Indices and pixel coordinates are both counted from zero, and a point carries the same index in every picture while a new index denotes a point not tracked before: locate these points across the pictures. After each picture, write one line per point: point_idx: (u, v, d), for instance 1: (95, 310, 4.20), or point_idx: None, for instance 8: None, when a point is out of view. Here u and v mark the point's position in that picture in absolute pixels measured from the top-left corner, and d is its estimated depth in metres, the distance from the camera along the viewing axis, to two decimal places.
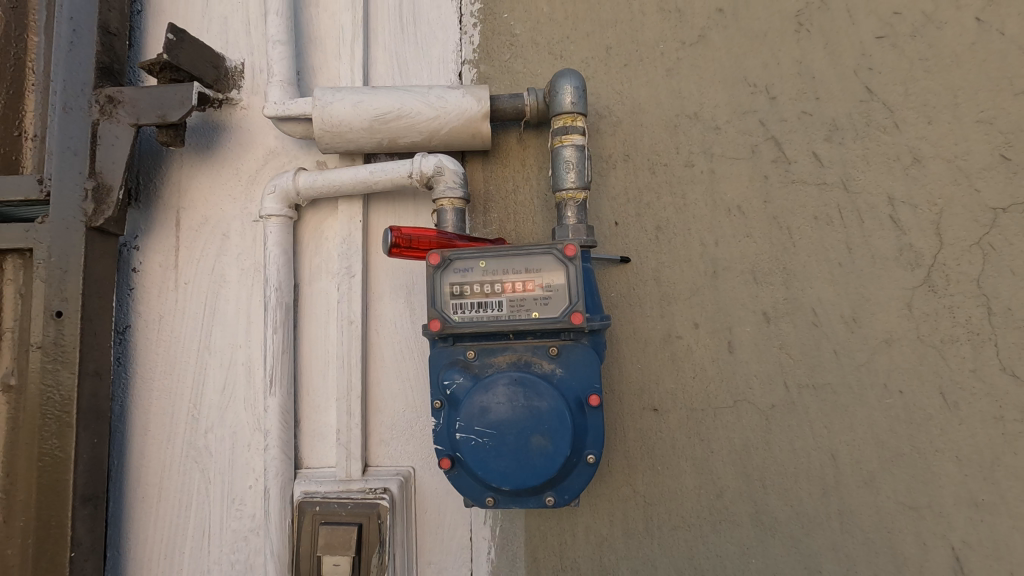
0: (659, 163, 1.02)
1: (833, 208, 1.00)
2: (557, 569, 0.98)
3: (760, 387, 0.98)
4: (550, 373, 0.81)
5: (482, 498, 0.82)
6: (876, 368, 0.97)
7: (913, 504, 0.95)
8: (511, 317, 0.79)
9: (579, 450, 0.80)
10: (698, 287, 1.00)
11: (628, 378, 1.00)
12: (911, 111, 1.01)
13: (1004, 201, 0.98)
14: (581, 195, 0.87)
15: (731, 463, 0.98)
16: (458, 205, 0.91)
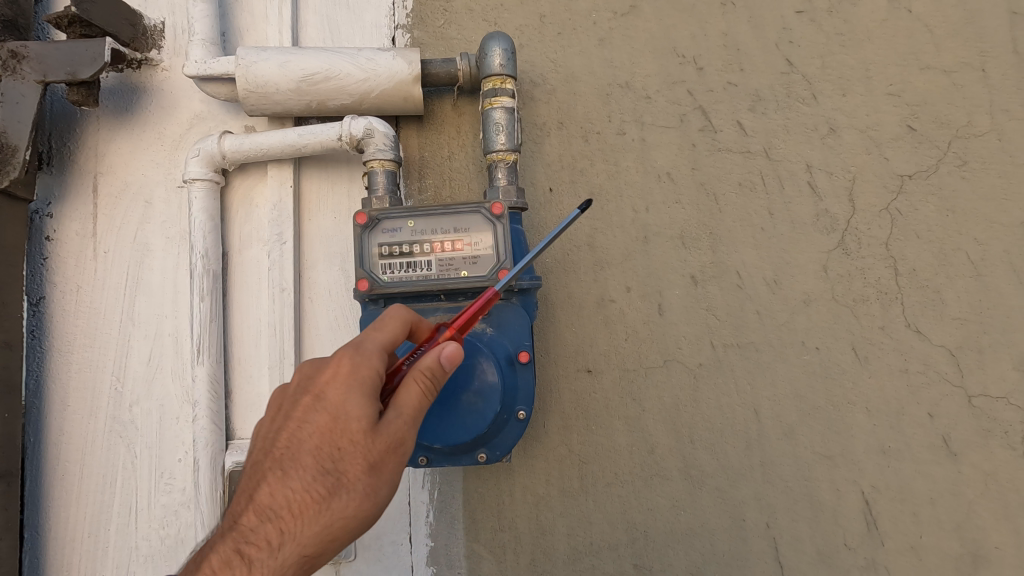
0: (592, 132, 1.04)
1: (757, 175, 1.04)
2: (495, 530, 0.99)
3: (689, 347, 1.02)
4: (481, 332, 0.82)
5: (416, 458, 0.82)
6: (795, 328, 1.03)
7: (828, 453, 1.01)
8: (440, 276, 0.79)
9: (510, 406, 0.82)
10: (631, 252, 1.03)
11: (563, 341, 1.02)
12: (829, 83, 1.06)
13: (910, 169, 1.05)
14: (512, 157, 0.87)
15: (661, 421, 1.01)
16: (388, 167, 0.89)
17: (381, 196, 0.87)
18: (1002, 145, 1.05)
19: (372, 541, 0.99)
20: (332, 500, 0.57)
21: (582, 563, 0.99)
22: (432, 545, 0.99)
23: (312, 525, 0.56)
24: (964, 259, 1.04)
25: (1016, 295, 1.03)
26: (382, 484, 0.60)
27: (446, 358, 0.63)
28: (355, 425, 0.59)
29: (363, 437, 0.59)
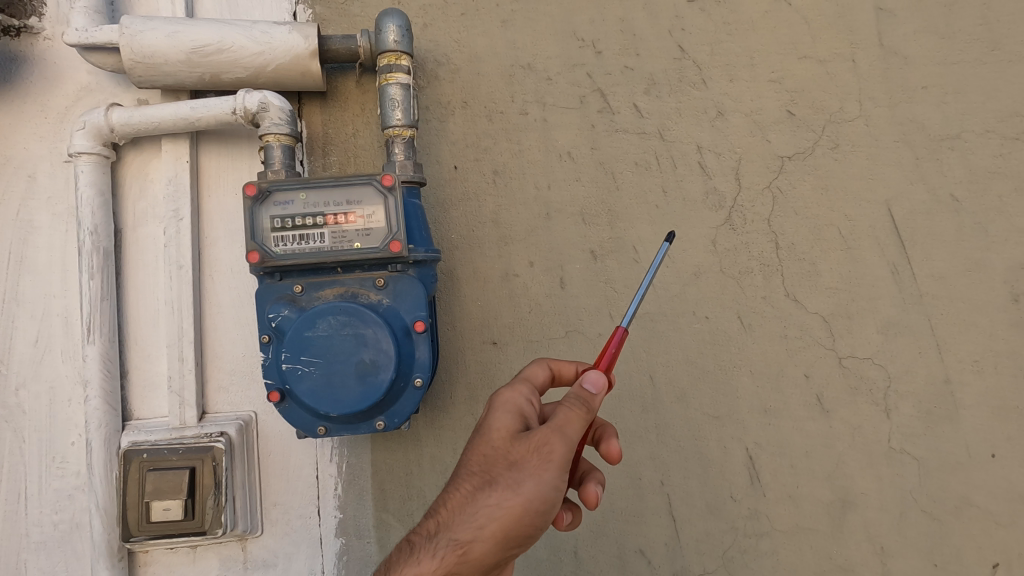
0: (496, 111, 1.07)
1: (652, 154, 1.11)
2: (404, 499, 1.03)
3: (589, 318, 1.08)
4: (377, 303, 0.84)
5: (314, 428, 0.84)
6: (687, 298, 1.10)
7: (716, 414, 1.10)
8: (333, 249, 0.81)
9: (407, 375, 0.84)
10: (534, 228, 1.07)
11: (470, 315, 1.05)
12: (717, 69, 1.13)
13: (790, 150, 1.14)
14: (409, 133, 0.90)
15: (564, 388, 1.07)
16: (285, 141, 0.89)
17: (277, 170, 0.87)
18: (868, 129, 1.15)
19: (280, 515, 1.00)
20: (478, 494, 0.69)
21: None
22: (340, 516, 1.01)
23: (455, 513, 0.69)
24: (836, 234, 1.13)
25: (880, 266, 1.14)
26: (530, 476, 0.69)
27: (589, 383, 0.72)
28: (500, 433, 0.73)
29: (503, 440, 0.72)
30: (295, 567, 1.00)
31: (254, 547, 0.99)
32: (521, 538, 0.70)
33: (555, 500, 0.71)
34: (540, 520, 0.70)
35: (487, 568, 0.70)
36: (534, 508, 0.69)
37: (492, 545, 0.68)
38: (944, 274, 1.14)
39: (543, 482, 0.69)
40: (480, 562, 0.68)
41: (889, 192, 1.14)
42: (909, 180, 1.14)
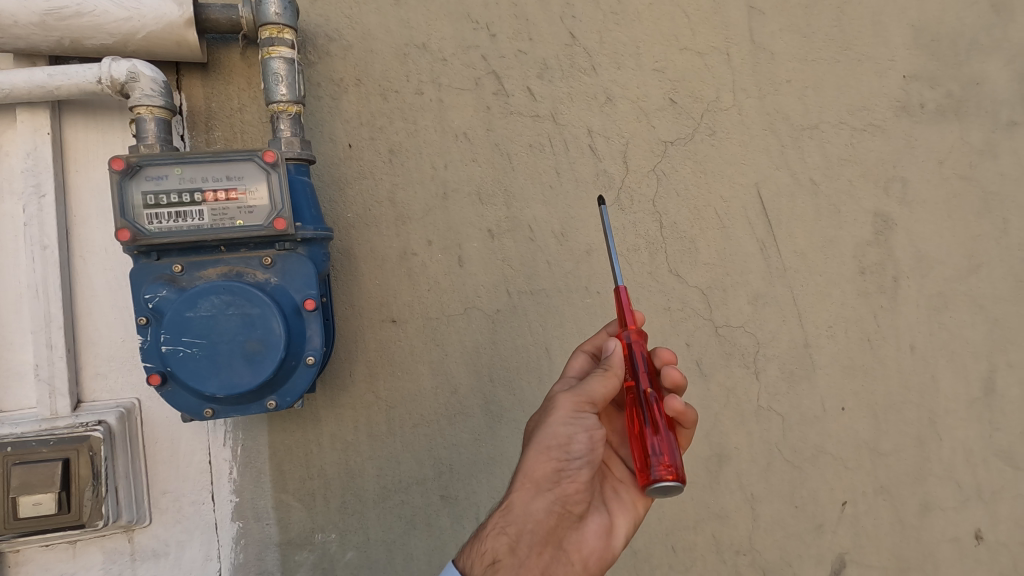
0: (390, 90, 1.07)
1: (545, 137, 1.15)
2: (304, 478, 1.03)
3: (487, 295, 1.12)
4: (264, 282, 0.82)
5: (201, 411, 0.82)
6: (580, 275, 1.16)
7: None
8: (214, 226, 0.79)
9: (298, 354, 0.84)
10: (431, 207, 1.09)
11: (368, 294, 1.06)
12: (605, 57, 1.18)
13: (672, 136, 1.22)
14: (295, 108, 0.89)
15: (463, 363, 1.11)
16: (159, 114, 0.85)
17: (151, 144, 0.84)
18: (741, 118, 1.25)
19: (170, 504, 0.97)
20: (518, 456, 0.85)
21: (392, 499, 1.07)
22: (236, 500, 1.00)
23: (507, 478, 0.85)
24: (713, 214, 1.24)
25: (751, 244, 1.25)
26: (540, 423, 0.83)
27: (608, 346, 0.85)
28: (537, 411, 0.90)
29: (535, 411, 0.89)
30: (188, 555, 0.98)
31: (142, 537, 0.95)
32: (552, 476, 0.82)
33: (574, 437, 0.81)
34: (564, 456, 0.81)
35: (537, 511, 0.80)
36: (551, 447, 0.81)
37: (525, 488, 0.80)
38: (804, 250, 1.28)
39: (551, 423, 0.81)
40: (523, 506, 0.80)
41: (759, 176, 1.25)
42: (775, 165, 1.26)
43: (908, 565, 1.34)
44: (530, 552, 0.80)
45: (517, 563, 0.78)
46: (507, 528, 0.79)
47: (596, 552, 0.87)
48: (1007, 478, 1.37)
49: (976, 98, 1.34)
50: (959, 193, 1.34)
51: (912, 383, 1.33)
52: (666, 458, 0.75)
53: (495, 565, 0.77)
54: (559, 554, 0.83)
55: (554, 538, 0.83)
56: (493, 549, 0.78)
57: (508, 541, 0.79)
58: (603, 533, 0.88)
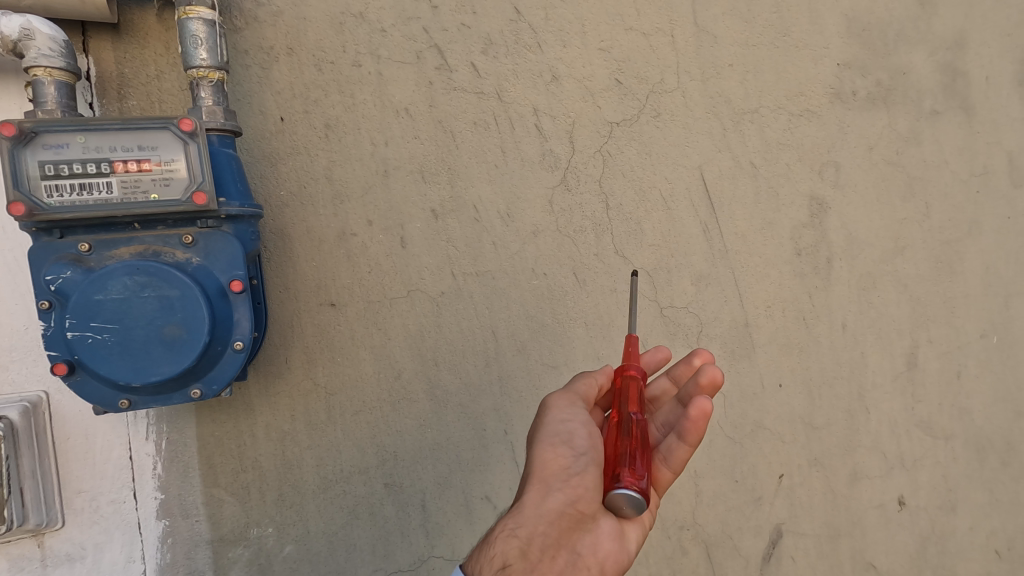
0: (325, 61, 1.02)
1: (490, 115, 1.12)
2: (237, 471, 0.98)
3: (431, 277, 1.09)
4: (185, 261, 0.76)
5: (116, 401, 0.76)
6: (525, 256, 1.15)
7: (554, 363, 1.17)
8: (125, 201, 0.72)
9: (225, 339, 0.78)
10: (370, 185, 1.05)
11: (304, 276, 1.01)
12: (551, 34, 1.15)
13: (618, 117, 1.21)
14: (217, 75, 0.82)
15: (407, 347, 1.07)
16: (60, 77, 0.77)
17: (51, 110, 0.76)
18: (685, 101, 1.25)
19: (85, 504, 0.89)
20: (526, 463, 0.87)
21: (333, 490, 1.04)
22: (162, 498, 0.94)
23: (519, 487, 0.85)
24: (658, 195, 1.24)
25: (694, 226, 1.27)
26: (543, 425, 0.86)
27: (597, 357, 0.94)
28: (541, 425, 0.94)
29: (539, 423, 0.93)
30: (107, 558, 0.91)
31: (53, 541, 0.88)
32: (561, 474, 0.81)
33: (572, 430, 0.84)
34: (567, 450, 0.82)
35: (548, 512, 0.78)
36: (553, 443, 0.83)
37: (536, 487, 0.80)
38: (744, 232, 1.30)
39: (550, 422, 0.86)
40: (535, 508, 0.78)
41: (702, 159, 1.27)
42: (717, 148, 1.28)
43: (838, 531, 1.41)
44: (543, 556, 0.76)
45: (529, 568, 0.74)
46: (518, 531, 0.77)
47: (611, 556, 0.81)
48: (927, 446, 1.46)
49: (903, 87, 1.40)
50: (886, 178, 1.40)
51: (843, 360, 1.39)
52: (632, 470, 0.70)
53: (505, 570, 0.73)
54: (573, 559, 0.79)
55: (571, 543, 0.79)
56: (502, 553, 0.75)
57: (520, 543, 0.76)
58: (618, 535, 0.82)
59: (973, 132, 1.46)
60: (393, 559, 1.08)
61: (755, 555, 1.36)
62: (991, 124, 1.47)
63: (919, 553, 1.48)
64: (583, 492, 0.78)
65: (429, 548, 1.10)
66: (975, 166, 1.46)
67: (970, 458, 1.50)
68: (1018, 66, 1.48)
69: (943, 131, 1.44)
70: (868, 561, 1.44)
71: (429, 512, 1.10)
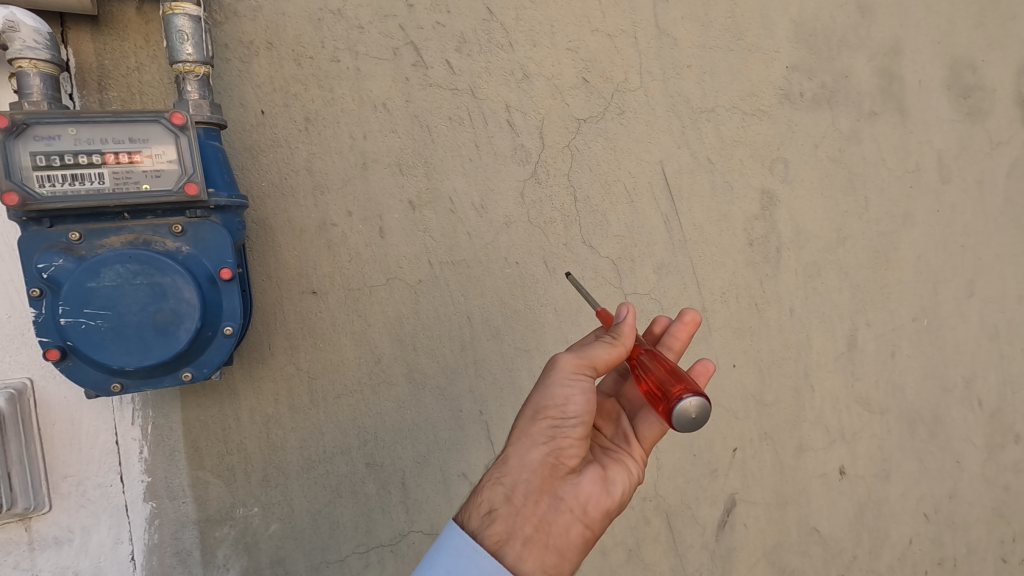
0: (304, 56, 1.05)
1: (464, 110, 1.17)
2: (222, 454, 1.01)
3: (409, 266, 1.14)
4: (175, 250, 0.79)
5: (107, 385, 0.79)
6: (499, 246, 1.21)
7: (526, 347, 1.23)
8: (117, 191, 0.75)
9: (215, 323, 0.81)
10: (349, 176, 1.09)
11: (285, 264, 1.04)
12: (521, 34, 1.21)
13: (585, 114, 1.28)
14: (202, 69, 0.85)
15: (386, 333, 1.12)
16: (45, 69, 0.78)
17: (37, 101, 0.77)
18: (647, 99, 1.33)
19: (72, 488, 0.92)
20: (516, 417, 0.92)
21: (316, 470, 1.08)
22: (148, 481, 0.97)
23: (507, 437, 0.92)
24: (622, 188, 1.32)
25: (655, 218, 1.35)
26: (539, 385, 0.89)
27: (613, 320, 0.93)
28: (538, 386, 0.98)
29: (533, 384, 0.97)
30: (95, 539, 0.94)
31: (40, 525, 0.90)
32: (547, 432, 0.86)
33: (568, 397, 0.86)
34: (557, 412, 0.86)
35: (532, 463, 0.85)
36: (545, 406, 0.86)
37: (521, 441, 0.86)
38: (701, 224, 1.40)
39: (549, 382, 0.87)
40: (519, 459, 0.85)
41: (663, 154, 1.35)
42: (677, 145, 1.36)
43: (786, 499, 1.54)
44: (527, 501, 0.83)
45: (512, 512, 0.82)
46: (502, 479, 0.85)
47: (593, 500, 0.87)
48: (865, 420, 1.60)
49: (845, 90, 1.51)
50: (829, 174, 1.52)
51: (790, 342, 1.51)
52: (679, 385, 0.78)
53: (490, 513, 0.82)
54: (557, 503, 0.85)
55: (553, 490, 0.85)
56: (488, 500, 0.84)
57: (504, 490, 0.84)
58: (601, 481, 0.89)
59: (907, 132, 1.59)
60: (374, 534, 1.13)
61: (711, 523, 1.47)
62: (923, 125, 1.61)
63: (857, 517, 1.62)
64: (565, 449, 0.86)
65: (409, 523, 1.15)
66: (908, 163, 1.60)
67: (902, 430, 1.65)
68: (947, 71, 1.62)
69: (880, 131, 1.56)
70: (812, 526, 1.57)
71: (409, 489, 1.15)
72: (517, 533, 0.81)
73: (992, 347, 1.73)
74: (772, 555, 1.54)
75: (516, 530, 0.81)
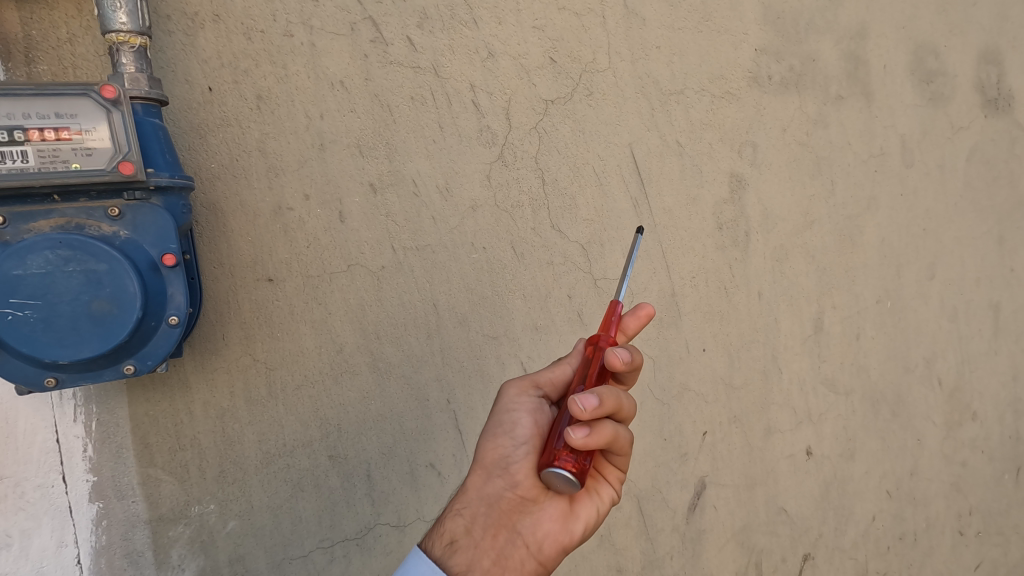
0: (255, 30, 0.99)
1: (426, 90, 1.13)
2: (174, 450, 0.97)
3: (371, 252, 1.10)
4: (112, 235, 0.74)
5: (42, 380, 0.73)
6: (465, 231, 1.18)
7: (494, 334, 1.21)
8: (43, 171, 0.69)
9: (158, 313, 0.77)
10: (306, 158, 1.04)
11: (238, 251, 0.99)
12: (486, 11, 1.17)
13: (552, 95, 1.25)
14: (139, 40, 0.79)
15: (348, 322, 1.08)
16: None
17: None
18: (616, 81, 1.30)
19: (10, 490, 0.88)
20: None
21: (276, 464, 1.04)
22: (94, 480, 0.92)
23: None
24: (591, 171, 1.30)
25: (625, 201, 1.34)
26: (492, 413, 0.90)
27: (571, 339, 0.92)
28: None
29: None
30: (36, 542, 0.90)
31: None
32: (500, 461, 0.84)
33: (516, 420, 0.86)
34: (508, 440, 0.85)
35: (489, 496, 0.83)
36: (496, 434, 0.86)
37: (478, 473, 0.85)
38: (670, 207, 1.39)
39: (498, 410, 0.88)
40: (476, 491, 0.84)
41: (632, 137, 1.33)
42: (646, 128, 1.35)
43: (754, 480, 1.56)
44: (485, 534, 0.82)
45: (470, 544, 0.81)
46: (462, 511, 0.84)
47: (551, 536, 0.83)
48: (830, 401, 1.63)
49: (812, 73, 1.51)
50: (797, 158, 1.52)
51: (758, 325, 1.51)
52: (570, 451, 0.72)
53: (451, 543, 0.81)
54: (514, 538, 0.82)
55: (513, 523, 0.83)
56: (450, 530, 0.82)
57: (464, 521, 0.83)
58: (562, 516, 0.84)
59: (872, 117, 1.60)
60: (339, 528, 1.10)
61: (682, 506, 1.48)
62: (887, 109, 1.62)
63: (823, 496, 1.65)
64: (520, 478, 0.83)
65: (375, 516, 1.12)
66: (873, 148, 1.61)
67: (866, 410, 1.68)
68: (911, 56, 1.64)
69: (846, 115, 1.57)
70: (780, 506, 1.60)
71: (374, 481, 1.12)
72: (475, 567, 0.79)
73: (951, 328, 1.78)
74: (741, 535, 1.56)
75: (473, 563, 0.79)
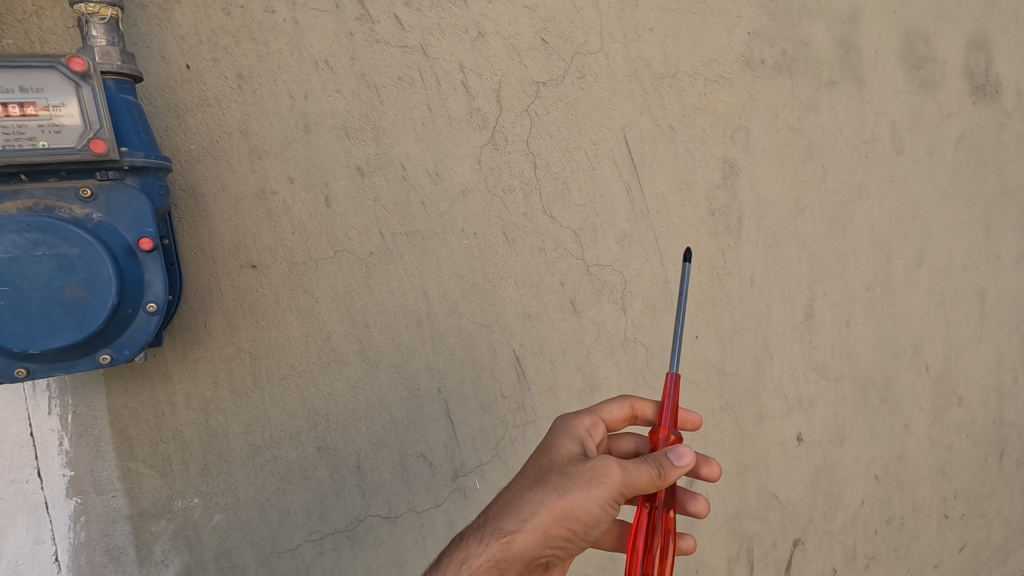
0: (235, 5, 0.95)
1: (415, 70, 1.09)
2: (156, 443, 0.93)
3: (359, 238, 1.06)
4: (84, 218, 0.70)
5: (10, 371, 0.70)
6: (454, 216, 1.15)
7: (485, 322, 1.19)
8: (6, 148, 0.65)
9: (135, 300, 0.73)
10: (290, 140, 1.00)
11: (221, 236, 0.96)
12: None
13: (544, 77, 1.21)
14: (110, 12, 0.75)
15: (336, 309, 1.05)
16: None
17: None
18: (608, 63, 1.28)
19: None
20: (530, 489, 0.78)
21: (262, 456, 1.01)
22: (71, 475, 0.89)
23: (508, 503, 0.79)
24: (583, 156, 1.27)
25: (617, 186, 1.31)
26: (579, 493, 0.76)
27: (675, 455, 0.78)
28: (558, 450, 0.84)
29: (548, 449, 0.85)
30: (10, 540, 0.86)
31: None
32: (562, 543, 0.78)
33: (601, 522, 0.77)
34: (581, 532, 0.77)
35: (526, 561, 0.78)
36: (576, 522, 0.76)
37: (534, 541, 0.76)
38: (663, 193, 1.37)
39: (589, 501, 0.75)
40: (521, 551, 0.77)
41: (624, 121, 1.31)
42: (639, 111, 1.32)
43: (746, 467, 1.56)
44: None
45: None
46: (494, 557, 0.76)
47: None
48: (821, 387, 1.63)
49: (804, 58, 1.50)
50: (789, 144, 1.51)
51: (750, 312, 1.51)
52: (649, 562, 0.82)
53: None
54: None
55: None
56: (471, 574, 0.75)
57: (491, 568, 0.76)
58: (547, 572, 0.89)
59: (863, 102, 1.60)
60: (329, 521, 1.07)
61: None
62: (878, 95, 1.61)
63: (813, 481, 1.66)
64: (561, 555, 0.81)
65: (366, 508, 1.10)
66: (864, 134, 1.61)
67: (856, 396, 1.69)
68: (902, 41, 1.63)
69: (838, 101, 1.56)
70: (771, 492, 1.60)
71: (364, 472, 1.09)
72: None
73: (939, 314, 1.79)
74: (733, 522, 1.56)
75: None
